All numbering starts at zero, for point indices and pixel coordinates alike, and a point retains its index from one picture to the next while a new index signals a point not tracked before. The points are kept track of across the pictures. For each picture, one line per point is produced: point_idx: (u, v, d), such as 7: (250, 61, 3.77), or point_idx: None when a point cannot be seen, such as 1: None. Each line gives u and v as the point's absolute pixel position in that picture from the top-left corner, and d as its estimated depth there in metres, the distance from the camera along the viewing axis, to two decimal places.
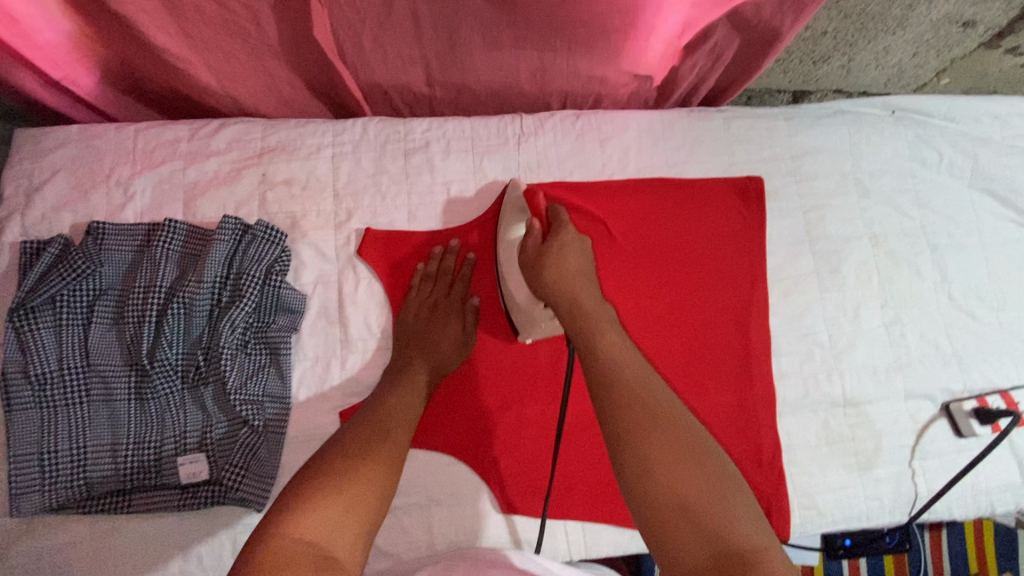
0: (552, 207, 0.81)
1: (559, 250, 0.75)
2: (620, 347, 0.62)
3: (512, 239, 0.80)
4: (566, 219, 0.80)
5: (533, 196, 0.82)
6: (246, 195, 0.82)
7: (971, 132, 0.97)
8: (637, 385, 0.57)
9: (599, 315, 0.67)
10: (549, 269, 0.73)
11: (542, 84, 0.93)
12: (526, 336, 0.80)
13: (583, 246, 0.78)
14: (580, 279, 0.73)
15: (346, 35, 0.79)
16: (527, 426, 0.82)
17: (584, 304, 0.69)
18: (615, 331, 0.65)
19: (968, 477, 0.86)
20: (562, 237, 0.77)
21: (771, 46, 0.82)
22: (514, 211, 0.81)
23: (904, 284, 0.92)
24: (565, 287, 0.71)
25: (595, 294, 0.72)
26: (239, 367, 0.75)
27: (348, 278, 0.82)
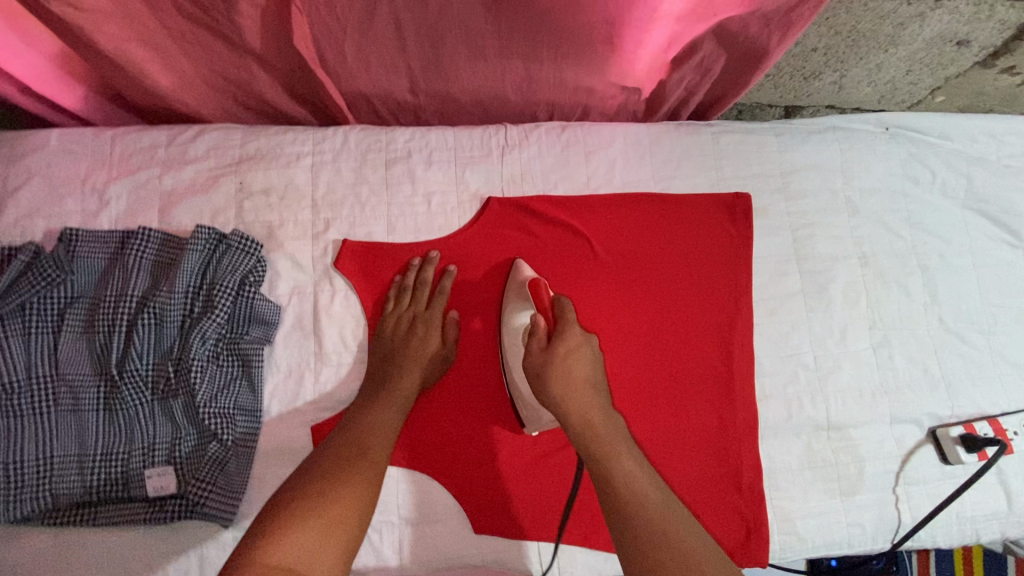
0: (560, 301, 0.75)
1: (564, 360, 0.71)
2: (635, 474, 0.64)
3: (516, 324, 0.79)
4: (573, 317, 0.74)
5: (538, 289, 0.75)
6: (223, 203, 0.81)
7: (966, 151, 0.95)
8: (657, 520, 0.59)
9: (612, 433, 0.68)
10: (558, 380, 0.70)
11: (528, 94, 0.91)
12: (532, 430, 0.77)
13: (592, 348, 0.74)
14: (589, 394, 0.70)
15: (326, 42, 0.78)
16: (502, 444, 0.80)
17: (596, 424, 0.68)
18: (629, 453, 0.66)
19: (953, 504, 0.85)
20: (568, 342, 0.73)
21: (760, 62, 0.80)
22: (518, 297, 0.79)
23: (893, 305, 0.90)
24: (571, 401, 0.69)
25: (605, 409, 0.70)
26: (209, 379, 0.74)
27: (324, 289, 0.80)
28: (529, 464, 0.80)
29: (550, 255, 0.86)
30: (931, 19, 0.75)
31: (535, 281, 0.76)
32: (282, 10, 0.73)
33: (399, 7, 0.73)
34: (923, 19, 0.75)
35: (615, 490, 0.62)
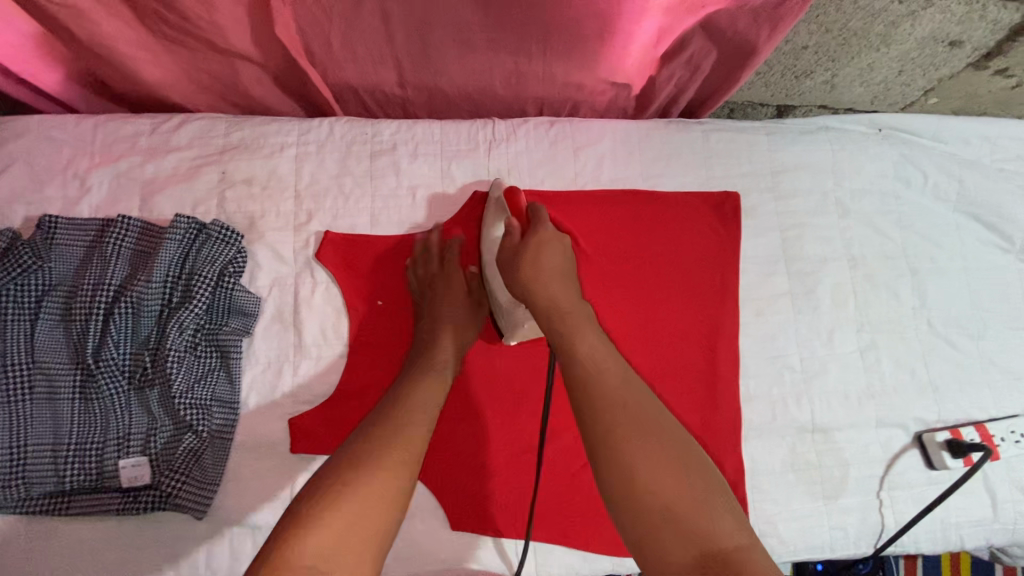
0: (534, 206, 0.78)
1: (536, 247, 0.72)
2: (597, 350, 0.62)
3: (493, 235, 0.80)
4: (546, 218, 0.76)
5: (513, 195, 0.78)
6: (205, 193, 0.80)
7: (959, 154, 0.94)
8: (618, 396, 0.58)
9: (577, 315, 0.66)
10: (527, 266, 0.71)
11: (517, 89, 0.90)
12: (511, 338, 0.78)
13: (564, 246, 0.75)
14: (559, 279, 0.70)
15: (312, 33, 0.77)
16: (481, 440, 0.79)
17: (561, 304, 0.67)
18: (594, 331, 0.65)
19: (938, 510, 0.84)
20: (541, 235, 0.74)
21: (750, 59, 0.79)
22: (494, 210, 0.81)
23: (881, 308, 0.89)
24: (540, 286, 0.69)
25: (574, 294, 0.69)
26: (186, 370, 0.73)
27: (305, 281, 0.79)
28: (507, 460, 0.79)
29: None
30: (923, 18, 0.74)
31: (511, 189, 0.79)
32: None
33: None
34: (915, 18, 0.74)
35: (577, 366, 0.61)
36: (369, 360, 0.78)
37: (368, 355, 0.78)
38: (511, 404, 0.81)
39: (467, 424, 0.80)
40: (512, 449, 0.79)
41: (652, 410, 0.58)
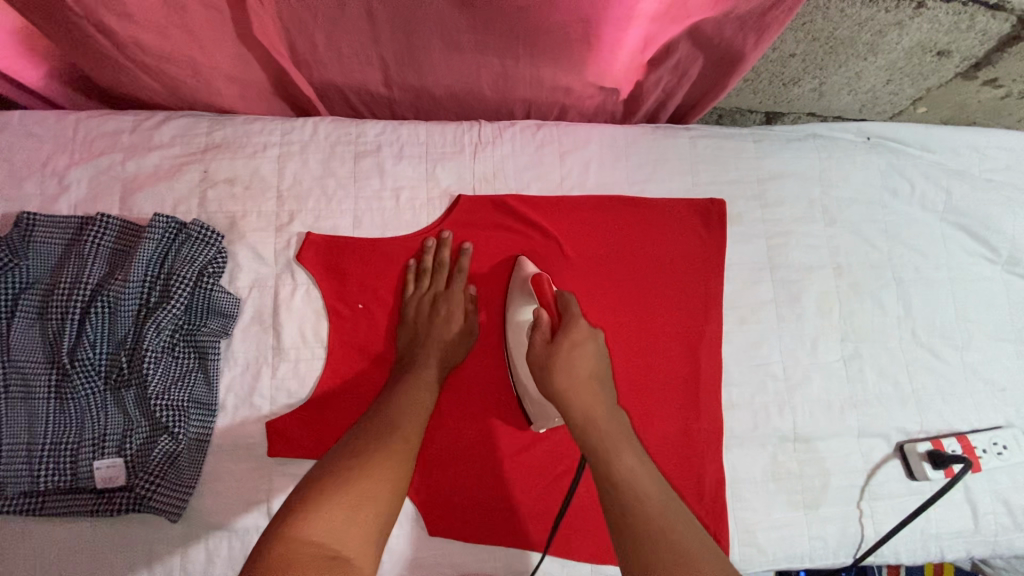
0: (564, 296, 0.74)
1: (569, 351, 0.68)
2: (636, 470, 0.62)
3: (520, 320, 0.78)
4: (577, 312, 0.72)
5: (541, 281, 0.74)
6: (186, 192, 0.80)
7: (947, 164, 0.94)
8: (658, 519, 0.58)
9: (613, 429, 0.65)
10: (558, 372, 0.67)
11: (504, 91, 0.90)
12: (539, 427, 0.76)
13: (598, 344, 0.70)
14: (595, 388, 0.67)
15: (296, 31, 0.76)
16: (460, 444, 0.80)
17: (597, 419, 0.65)
18: (633, 450, 0.64)
19: (918, 521, 0.84)
20: (573, 334, 0.70)
21: (736, 66, 0.79)
22: (522, 294, 0.79)
23: (866, 317, 0.89)
24: (572, 396, 0.66)
25: (610, 404, 0.67)
26: (163, 371, 0.73)
27: (286, 283, 0.79)
28: (486, 465, 0.79)
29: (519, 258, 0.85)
30: (910, 28, 0.73)
31: (536, 274, 0.76)
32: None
33: None
34: (902, 27, 0.73)
35: (616, 486, 0.61)
36: (349, 363, 0.78)
37: (349, 358, 0.78)
38: (490, 409, 0.81)
39: (447, 428, 0.80)
40: (491, 454, 0.80)
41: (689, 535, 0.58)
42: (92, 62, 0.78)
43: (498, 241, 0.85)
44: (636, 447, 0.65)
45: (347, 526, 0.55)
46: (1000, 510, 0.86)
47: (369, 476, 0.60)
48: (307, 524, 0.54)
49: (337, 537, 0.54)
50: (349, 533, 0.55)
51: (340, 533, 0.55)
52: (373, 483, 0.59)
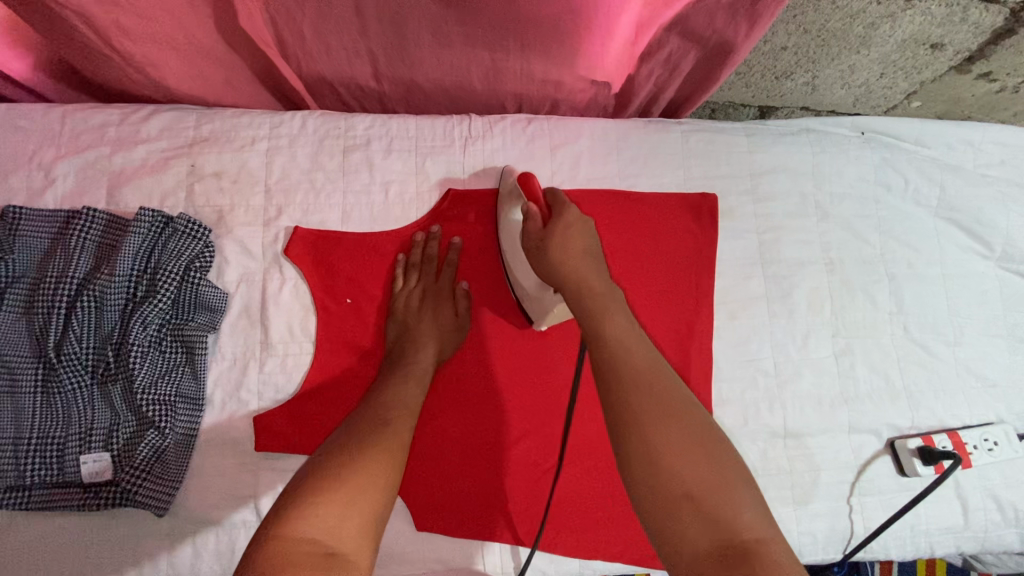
0: (554, 191, 0.75)
1: (561, 234, 0.70)
2: (626, 333, 0.61)
3: (511, 223, 0.79)
4: (567, 202, 0.73)
5: (526, 176, 0.74)
6: (173, 186, 0.79)
7: (941, 159, 0.94)
8: (649, 373, 0.57)
9: (607, 295, 0.65)
10: (553, 253, 0.69)
11: (494, 84, 0.89)
12: (541, 323, 0.78)
13: (588, 229, 0.72)
14: (586, 261, 0.68)
15: (283, 24, 0.76)
16: (448, 439, 0.79)
17: (591, 284, 0.66)
18: (625, 314, 0.63)
19: (909, 517, 0.83)
20: (565, 219, 0.71)
21: (728, 57, 0.78)
22: (512, 198, 0.80)
23: (858, 313, 0.88)
24: (568, 267, 0.67)
25: (603, 276, 0.67)
26: (150, 365, 0.72)
27: (273, 278, 0.79)
28: (473, 461, 0.79)
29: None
30: (902, 20, 0.73)
31: (525, 174, 0.73)
32: None
33: None
34: (894, 20, 0.72)
35: (605, 346, 0.60)
36: (336, 358, 0.78)
37: (336, 353, 0.78)
38: (479, 404, 0.81)
39: (435, 422, 0.80)
40: (479, 450, 0.79)
41: (682, 398, 0.56)
42: (79, 55, 0.78)
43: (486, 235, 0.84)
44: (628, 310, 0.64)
45: (344, 520, 0.52)
46: (991, 506, 0.85)
47: (367, 469, 0.56)
48: (301, 521, 0.51)
49: (334, 532, 0.51)
50: (346, 528, 0.52)
51: (337, 529, 0.51)
52: (371, 476, 0.56)
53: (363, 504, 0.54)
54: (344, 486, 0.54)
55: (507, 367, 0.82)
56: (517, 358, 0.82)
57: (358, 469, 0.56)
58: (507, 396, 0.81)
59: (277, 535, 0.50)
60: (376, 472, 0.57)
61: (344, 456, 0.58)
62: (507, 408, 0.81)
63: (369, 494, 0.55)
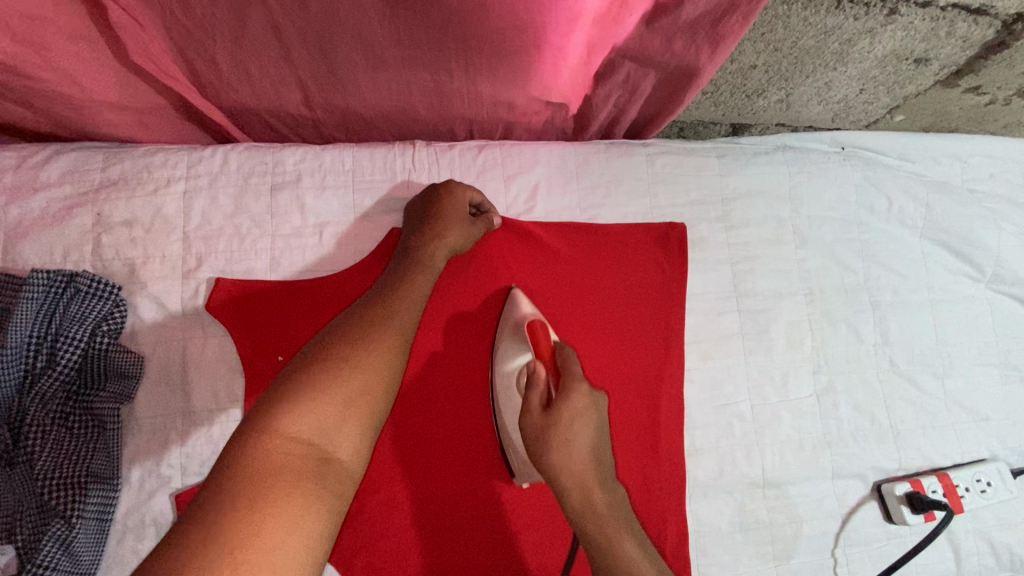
0: (562, 352, 0.67)
1: (566, 425, 0.63)
2: (638, 561, 0.62)
3: (511, 367, 0.70)
4: (579, 371, 0.66)
5: (537, 334, 0.67)
6: (77, 238, 0.71)
7: (927, 175, 0.87)
8: None
9: (615, 518, 0.64)
10: (558, 448, 0.63)
11: (440, 110, 0.80)
12: (523, 481, 0.73)
13: (597, 407, 0.66)
14: (592, 471, 0.64)
15: (193, 53, 0.67)
16: (398, 507, 0.73)
17: (597, 500, 0.64)
18: (633, 538, 0.64)
19: (898, 569, 0.78)
20: (573, 403, 0.64)
21: (692, 80, 0.71)
22: (514, 336, 0.71)
23: (840, 347, 0.82)
24: (573, 475, 0.63)
25: (606, 480, 0.65)
26: (54, 445, 0.64)
27: (195, 335, 0.71)
28: (429, 530, 0.73)
29: (458, 302, 0.78)
30: (883, 36, 0.65)
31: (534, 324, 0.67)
32: (131, 13, 0.62)
33: (276, 10, 0.63)
34: (873, 36, 0.65)
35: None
36: None
37: None
38: (432, 466, 0.75)
39: (383, 489, 0.73)
40: (435, 515, 0.74)
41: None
42: None
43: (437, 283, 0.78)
44: (634, 527, 0.65)
45: (338, 426, 0.54)
46: (984, 550, 0.80)
47: (361, 381, 0.57)
48: (291, 420, 0.53)
49: (326, 438, 0.53)
50: (338, 434, 0.54)
51: (329, 434, 0.53)
52: (364, 390, 0.57)
53: (360, 414, 0.55)
54: (338, 393, 0.55)
55: (461, 425, 0.76)
56: (473, 416, 0.76)
57: (353, 378, 0.56)
58: (462, 455, 0.76)
59: (263, 437, 0.51)
60: (371, 381, 0.57)
61: (341, 355, 0.57)
62: (463, 470, 0.75)
63: (365, 406, 0.56)
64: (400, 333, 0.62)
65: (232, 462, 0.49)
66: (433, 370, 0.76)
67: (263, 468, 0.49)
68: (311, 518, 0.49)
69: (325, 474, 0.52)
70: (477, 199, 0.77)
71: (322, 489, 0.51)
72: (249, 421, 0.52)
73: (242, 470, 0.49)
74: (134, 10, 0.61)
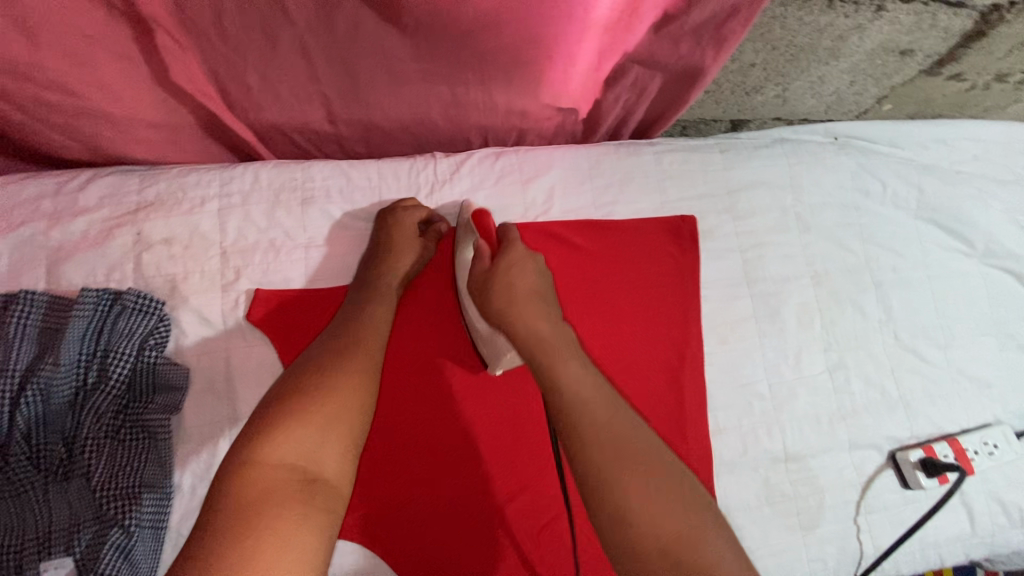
0: (503, 227, 0.76)
1: (506, 273, 0.70)
2: (581, 380, 0.60)
3: (464, 259, 0.78)
4: (516, 238, 0.74)
5: (483, 218, 0.76)
6: (119, 258, 0.73)
7: (916, 159, 0.92)
8: (604, 426, 0.56)
9: (558, 343, 0.64)
10: (499, 294, 0.69)
11: (456, 119, 0.84)
12: (495, 367, 0.75)
13: (536, 264, 0.73)
14: (536, 304, 0.68)
15: (228, 74, 0.71)
16: (444, 506, 0.76)
17: (541, 332, 0.65)
18: (576, 358, 0.62)
19: (917, 531, 0.82)
20: (511, 256, 0.72)
21: (697, 80, 0.75)
22: (464, 234, 0.78)
23: (847, 325, 0.86)
24: (516, 313, 0.67)
25: (551, 316, 0.67)
26: (108, 456, 0.66)
27: (237, 347, 0.74)
28: (468, 521, 0.75)
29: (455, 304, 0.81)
30: (871, 31, 0.71)
31: (481, 211, 0.77)
32: (172, 39, 0.65)
33: (308, 31, 0.67)
34: (862, 31, 0.71)
35: (561, 403, 0.58)
36: None
37: None
38: (465, 462, 0.77)
39: (421, 492, 0.76)
40: (476, 509, 0.76)
41: (643, 444, 0.56)
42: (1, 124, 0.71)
43: (431, 292, 0.81)
44: (581, 356, 0.64)
45: (318, 449, 0.58)
46: (996, 510, 0.85)
47: (335, 406, 0.60)
48: (272, 451, 0.56)
49: (308, 460, 0.57)
50: (321, 455, 0.58)
51: (311, 457, 0.58)
52: (337, 414, 0.60)
53: (336, 435, 0.59)
54: (314, 419, 0.59)
55: (483, 420, 0.79)
56: (493, 410, 0.79)
57: (325, 403, 0.60)
58: (493, 447, 0.78)
59: (244, 469, 0.55)
60: (345, 402, 0.61)
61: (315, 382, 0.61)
62: (496, 463, 0.77)
63: (339, 427, 0.60)
64: (371, 354, 0.66)
65: (221, 495, 0.53)
66: (440, 374, 0.79)
67: (251, 496, 0.53)
68: (300, 535, 0.53)
69: (313, 492, 0.56)
70: (425, 213, 0.79)
71: (312, 506, 0.55)
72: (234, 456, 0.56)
73: (235, 504, 0.53)
74: (176, 36, 0.65)
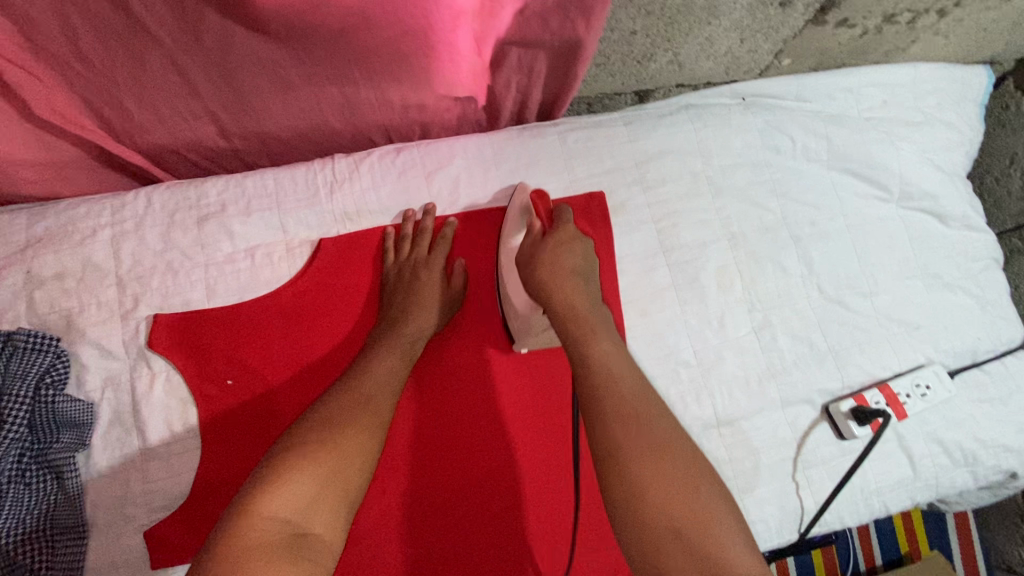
0: (558, 206, 0.76)
1: (554, 250, 0.71)
2: (612, 357, 0.61)
3: (511, 244, 0.78)
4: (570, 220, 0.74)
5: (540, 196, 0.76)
6: (10, 298, 0.72)
7: (824, 111, 0.92)
8: (629, 405, 0.56)
9: (592, 319, 0.65)
10: (544, 269, 0.70)
11: (353, 120, 0.83)
12: (522, 345, 0.79)
13: (586, 248, 0.73)
14: (577, 282, 0.69)
15: (97, 100, 0.69)
16: (384, 521, 0.76)
17: (579, 308, 0.66)
18: (608, 336, 0.63)
19: (855, 479, 0.82)
20: (563, 233, 0.73)
21: (578, 53, 0.74)
22: (516, 216, 0.79)
23: (770, 283, 0.86)
24: (557, 285, 0.68)
25: (593, 299, 0.68)
26: (13, 502, 0.64)
27: (142, 375, 0.72)
28: (385, 528, 0.76)
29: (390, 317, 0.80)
30: None
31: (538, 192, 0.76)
32: (28, 70, 0.63)
33: (167, 49, 0.65)
34: None
35: (588, 374, 0.60)
36: (222, 447, 0.72)
37: (222, 445, 0.72)
38: (390, 472, 0.77)
39: None
40: (395, 516, 0.76)
41: (664, 428, 0.55)
42: None
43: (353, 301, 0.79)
44: (614, 337, 0.64)
45: (313, 505, 0.55)
46: (937, 451, 0.84)
47: (337, 465, 0.59)
48: (271, 500, 0.54)
49: (303, 514, 0.54)
50: (313, 511, 0.55)
51: (307, 512, 0.55)
52: (337, 472, 0.58)
53: (335, 493, 0.57)
54: (316, 471, 0.57)
55: (425, 432, 0.79)
56: (437, 426, 0.79)
57: (329, 458, 0.58)
58: (431, 456, 0.78)
59: (242, 517, 0.52)
60: (347, 460, 0.60)
61: (324, 436, 0.60)
62: (433, 472, 0.78)
63: (336, 490, 0.57)
64: (377, 415, 0.65)
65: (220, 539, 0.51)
66: None
67: (247, 543, 0.50)
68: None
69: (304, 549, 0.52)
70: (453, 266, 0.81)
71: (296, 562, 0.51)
72: (236, 502, 0.54)
73: (235, 544, 0.50)
74: (31, 67, 0.63)
